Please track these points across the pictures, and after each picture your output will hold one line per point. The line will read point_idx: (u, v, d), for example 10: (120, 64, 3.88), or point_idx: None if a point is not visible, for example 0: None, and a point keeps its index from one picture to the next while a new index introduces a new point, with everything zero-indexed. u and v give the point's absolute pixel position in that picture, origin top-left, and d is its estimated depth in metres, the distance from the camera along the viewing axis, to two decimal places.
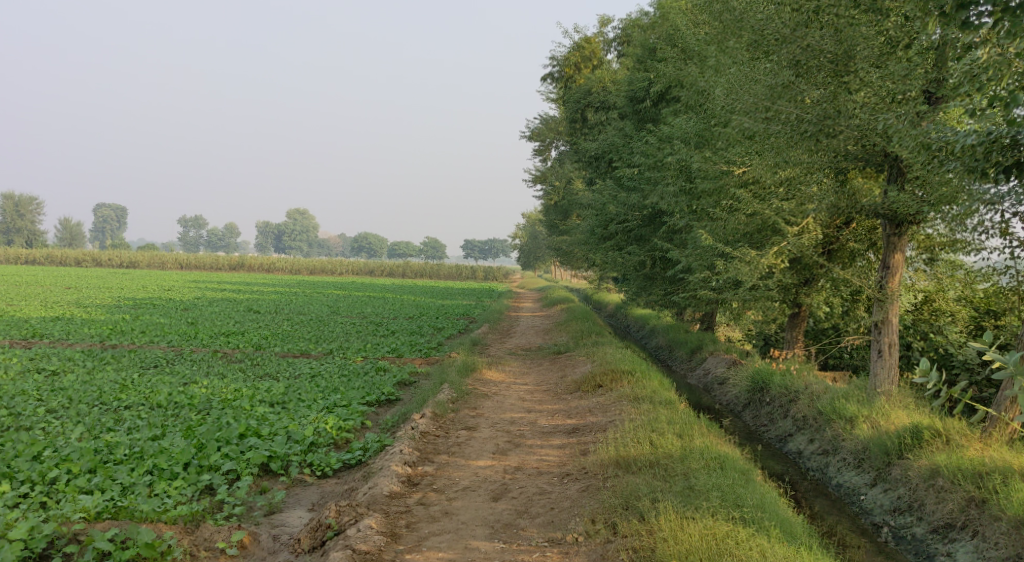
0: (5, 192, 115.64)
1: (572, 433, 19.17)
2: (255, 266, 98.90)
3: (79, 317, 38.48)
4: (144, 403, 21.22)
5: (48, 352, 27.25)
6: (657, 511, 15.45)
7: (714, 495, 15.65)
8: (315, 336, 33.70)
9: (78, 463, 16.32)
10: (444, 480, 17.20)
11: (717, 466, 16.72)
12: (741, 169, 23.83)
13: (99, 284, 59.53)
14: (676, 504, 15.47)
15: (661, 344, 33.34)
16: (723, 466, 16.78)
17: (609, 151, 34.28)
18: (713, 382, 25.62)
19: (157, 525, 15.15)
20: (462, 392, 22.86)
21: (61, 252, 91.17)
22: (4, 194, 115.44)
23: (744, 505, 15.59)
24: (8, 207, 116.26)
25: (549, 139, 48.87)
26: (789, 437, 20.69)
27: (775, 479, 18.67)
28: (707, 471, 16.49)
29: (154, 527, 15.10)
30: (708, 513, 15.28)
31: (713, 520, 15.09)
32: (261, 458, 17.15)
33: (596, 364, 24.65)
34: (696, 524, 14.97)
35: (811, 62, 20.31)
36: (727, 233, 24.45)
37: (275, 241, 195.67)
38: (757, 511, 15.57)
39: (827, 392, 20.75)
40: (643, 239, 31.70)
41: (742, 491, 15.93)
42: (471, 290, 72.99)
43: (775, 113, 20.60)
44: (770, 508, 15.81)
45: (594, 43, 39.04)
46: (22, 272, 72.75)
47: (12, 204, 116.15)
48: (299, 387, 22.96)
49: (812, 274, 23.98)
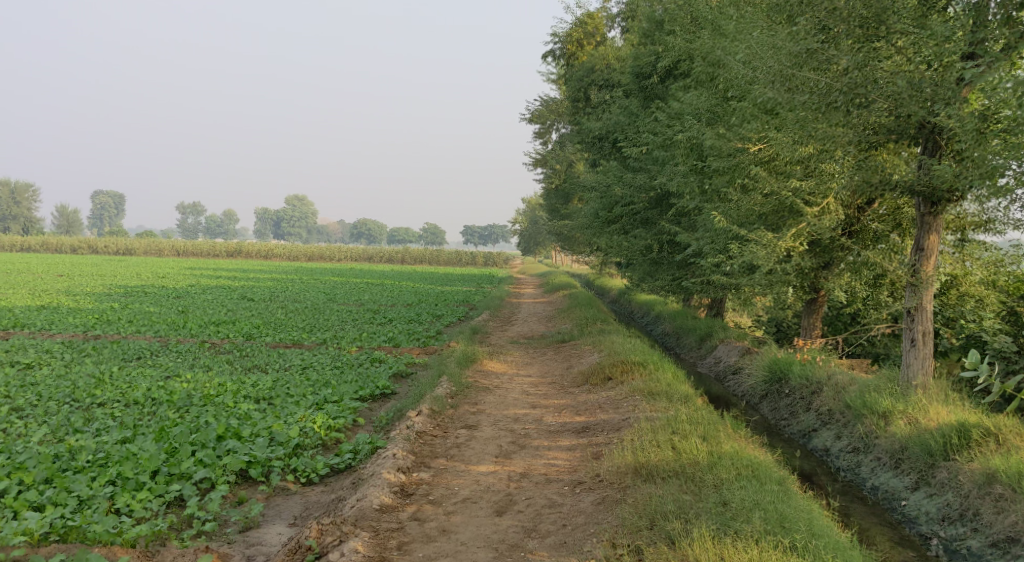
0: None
1: (582, 433, 17.61)
2: (252, 253, 97.18)
3: (65, 306, 36.77)
4: (120, 400, 19.67)
5: (25, 343, 25.63)
6: (688, 535, 14.03)
7: (756, 517, 14.18)
8: (308, 326, 32.04)
9: (33, 472, 15.53)
10: (442, 491, 15.78)
11: (750, 476, 15.18)
12: (758, 146, 22.15)
13: (93, 272, 57.91)
14: (712, 526, 14.03)
15: (668, 331, 31.65)
16: (757, 476, 15.25)
17: (613, 131, 32.51)
18: (725, 372, 23.91)
19: (110, 549, 14.20)
20: (461, 385, 21.24)
21: (57, 240, 90.03)
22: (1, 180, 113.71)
23: (790, 527, 14.12)
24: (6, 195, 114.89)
25: (549, 122, 47.24)
26: (813, 432, 19.05)
27: (804, 484, 17.12)
28: (738, 481, 15.03)
29: (108, 552, 14.14)
30: (753, 541, 13.83)
31: (757, 550, 13.67)
32: (239, 464, 16.20)
33: (604, 355, 23.04)
34: (738, 555, 13.60)
35: (839, 25, 18.41)
36: (742, 215, 22.72)
37: (275, 228, 194.05)
38: (807, 536, 14.08)
39: (854, 384, 19.14)
40: (649, 222, 30.00)
41: (785, 509, 14.43)
42: (473, 276, 71.14)
43: (799, 83, 18.88)
44: (812, 523, 14.34)
45: (597, 19, 37.28)
46: (17, 259, 71.52)
47: (9, 192, 114.84)
48: (288, 381, 21.39)
49: (831, 257, 22.16)
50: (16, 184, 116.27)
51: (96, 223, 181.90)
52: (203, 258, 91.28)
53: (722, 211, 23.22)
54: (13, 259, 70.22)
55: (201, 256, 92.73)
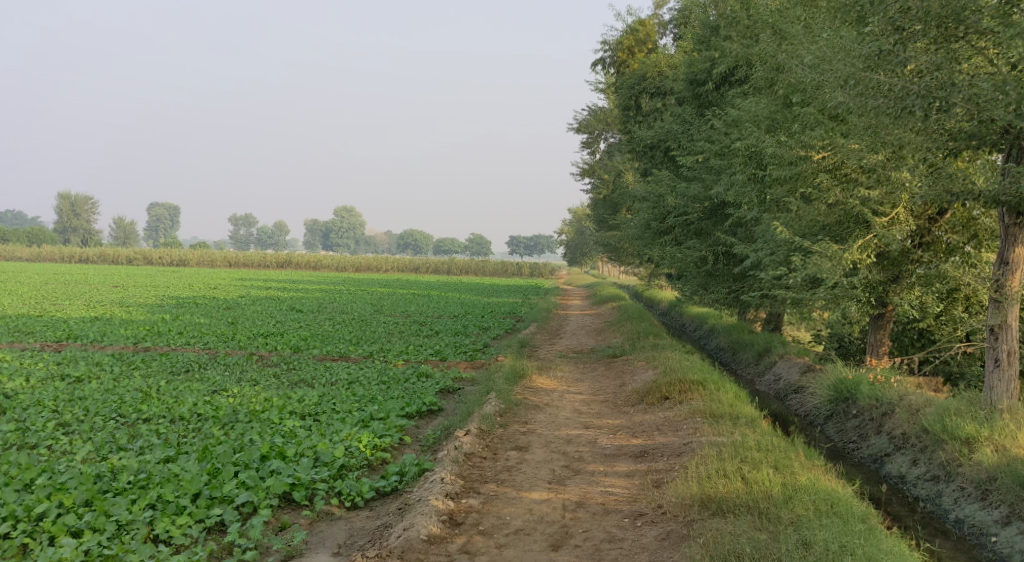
0: (59, 193, 114.78)
1: (640, 458, 16.72)
2: (301, 264, 96.89)
3: (118, 317, 36.31)
4: (166, 415, 18.98)
5: (76, 355, 25.00)
6: None
7: None
8: (356, 338, 31.23)
9: (73, 495, 15.21)
10: (493, 520, 15.09)
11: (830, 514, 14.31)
12: (821, 153, 20.97)
13: (148, 283, 57.58)
14: None
15: (722, 345, 30.47)
16: (837, 513, 14.39)
17: (666, 139, 31.45)
18: (785, 390, 22.64)
19: None
20: (510, 403, 20.31)
21: (115, 252, 90.43)
22: (60, 194, 114.69)
23: None
24: (65, 208, 115.75)
25: (598, 131, 46.22)
26: (886, 458, 17.92)
27: (884, 516, 16.09)
28: (816, 518, 14.31)
29: None
30: None
31: None
32: (282, 487, 15.66)
33: (660, 371, 22.03)
34: None
35: (915, 25, 17.27)
36: (805, 225, 21.51)
37: (324, 239, 194.56)
38: None
39: (929, 406, 18.03)
40: (703, 233, 28.82)
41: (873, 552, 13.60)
42: (520, 287, 70.26)
43: (870, 86, 17.76)
44: None
45: (649, 25, 36.21)
46: (76, 270, 71.69)
47: (70, 205, 115.75)
48: (334, 396, 20.61)
49: (901, 269, 20.83)
50: (76, 196, 117.06)
51: (150, 235, 183.53)
52: (254, 268, 91.15)
53: (783, 221, 21.93)
54: (69, 270, 70.26)
55: (252, 267, 92.59)
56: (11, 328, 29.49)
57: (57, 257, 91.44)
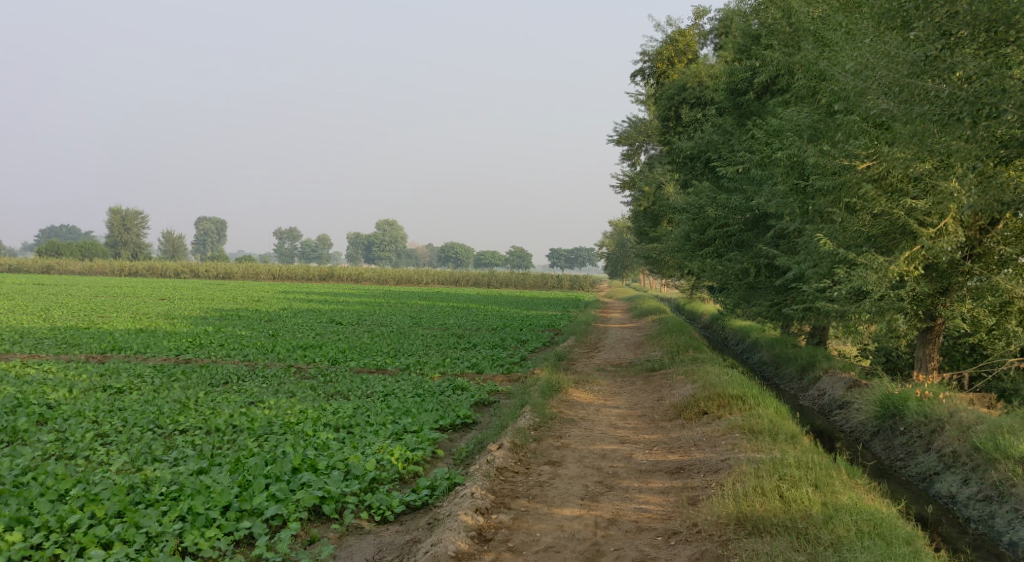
0: (109, 208, 116.29)
1: (676, 474, 16.29)
2: (343, 276, 97.07)
3: (161, 330, 36.34)
4: (202, 426, 18.77)
5: (118, 367, 24.93)
6: None
7: None
8: (394, 351, 30.97)
9: (105, 505, 15.05)
10: (523, 537, 14.79)
11: (871, 538, 13.88)
12: (865, 163, 20.44)
13: (193, 296, 57.75)
14: None
15: (765, 360, 29.88)
16: (880, 536, 13.96)
17: (706, 150, 30.97)
18: (830, 406, 22.03)
19: None
20: (545, 417, 19.93)
21: (161, 265, 91.05)
22: (110, 209, 116.05)
23: None
24: (115, 222, 117.02)
25: (638, 143, 45.78)
26: (935, 476, 17.32)
27: (934, 538, 15.60)
28: (858, 540, 13.92)
29: None
30: None
31: None
32: (312, 500, 15.39)
33: (699, 385, 21.56)
34: None
35: (963, 29, 16.81)
36: (849, 236, 21.00)
37: (366, 252, 195.22)
38: None
39: (980, 423, 17.45)
40: (745, 245, 28.30)
41: None
42: (561, 300, 69.74)
43: (917, 93, 17.26)
44: None
45: (689, 36, 35.75)
46: (124, 283, 72.18)
47: (121, 219, 117.01)
48: (368, 408, 20.34)
49: (950, 281, 20.21)
50: (126, 210, 118.28)
51: (196, 248, 185.06)
52: (296, 281, 91.44)
53: (826, 232, 21.43)
54: (117, 284, 70.75)
55: (295, 280, 92.94)
56: (57, 339, 29.58)
57: (108, 270, 92.49)
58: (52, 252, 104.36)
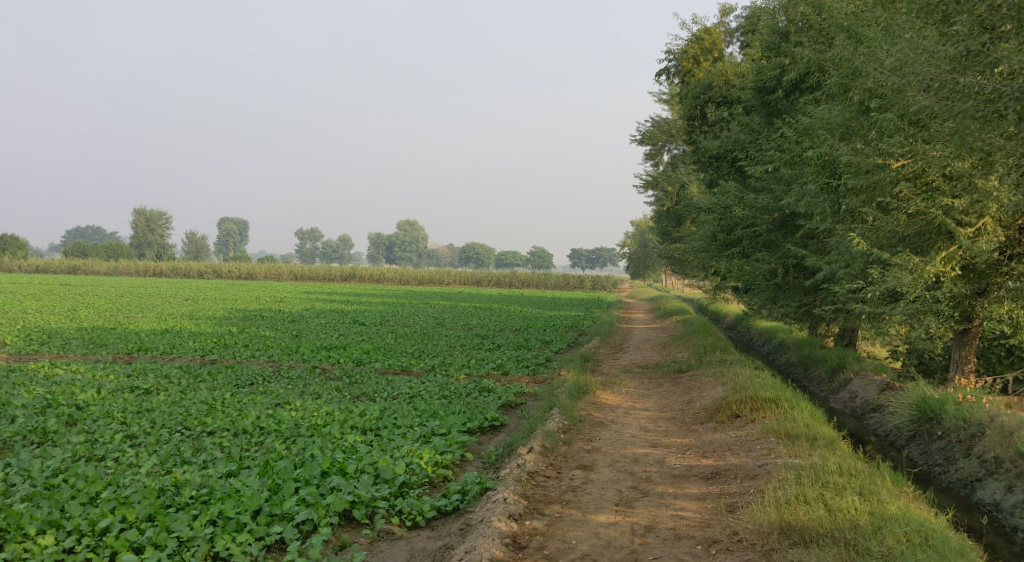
0: (134, 208, 116.94)
1: (711, 480, 16.00)
2: (364, 276, 97.09)
3: (186, 330, 36.26)
4: (229, 428, 18.57)
5: (144, 367, 24.80)
6: None
7: None
8: (419, 352, 30.76)
9: (136, 509, 14.89)
10: (558, 544, 14.56)
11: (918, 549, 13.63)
12: (900, 162, 20.05)
13: (216, 295, 57.72)
14: None
15: (793, 361, 29.51)
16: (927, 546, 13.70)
17: (733, 149, 30.57)
18: (863, 409, 21.64)
19: None
20: (574, 419, 19.66)
21: (185, 265, 91.29)
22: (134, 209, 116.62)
23: None
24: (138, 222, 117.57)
25: (661, 142, 45.44)
26: (977, 483, 17.03)
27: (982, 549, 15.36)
28: (908, 552, 13.64)
29: None
30: None
31: None
32: (342, 504, 15.17)
33: (729, 387, 21.24)
34: None
35: (1006, 23, 16.43)
36: (883, 236, 20.61)
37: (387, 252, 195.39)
38: None
39: (1022, 427, 17.11)
40: (772, 245, 27.92)
41: None
42: (583, 300, 69.45)
43: (960, 89, 16.88)
44: None
45: (715, 34, 35.33)
46: (148, 282, 72.36)
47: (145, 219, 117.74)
48: (394, 411, 20.10)
49: (987, 282, 19.81)
50: (149, 210, 118.94)
51: (218, 248, 185.73)
52: (317, 281, 91.57)
53: (859, 232, 21.06)
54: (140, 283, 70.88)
55: (317, 280, 92.99)
56: (84, 340, 29.51)
57: (132, 270, 92.86)
58: (77, 252, 104.90)
